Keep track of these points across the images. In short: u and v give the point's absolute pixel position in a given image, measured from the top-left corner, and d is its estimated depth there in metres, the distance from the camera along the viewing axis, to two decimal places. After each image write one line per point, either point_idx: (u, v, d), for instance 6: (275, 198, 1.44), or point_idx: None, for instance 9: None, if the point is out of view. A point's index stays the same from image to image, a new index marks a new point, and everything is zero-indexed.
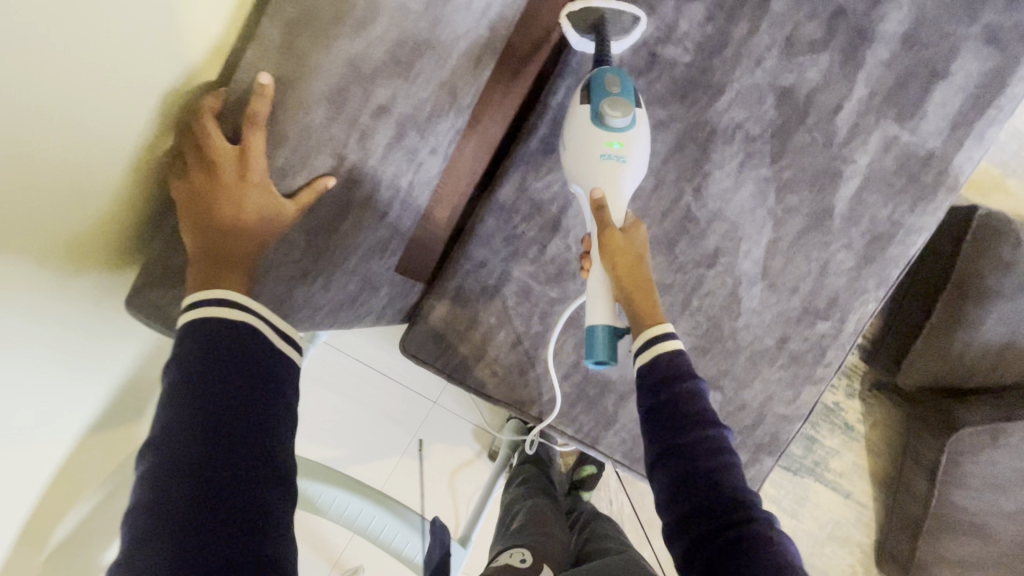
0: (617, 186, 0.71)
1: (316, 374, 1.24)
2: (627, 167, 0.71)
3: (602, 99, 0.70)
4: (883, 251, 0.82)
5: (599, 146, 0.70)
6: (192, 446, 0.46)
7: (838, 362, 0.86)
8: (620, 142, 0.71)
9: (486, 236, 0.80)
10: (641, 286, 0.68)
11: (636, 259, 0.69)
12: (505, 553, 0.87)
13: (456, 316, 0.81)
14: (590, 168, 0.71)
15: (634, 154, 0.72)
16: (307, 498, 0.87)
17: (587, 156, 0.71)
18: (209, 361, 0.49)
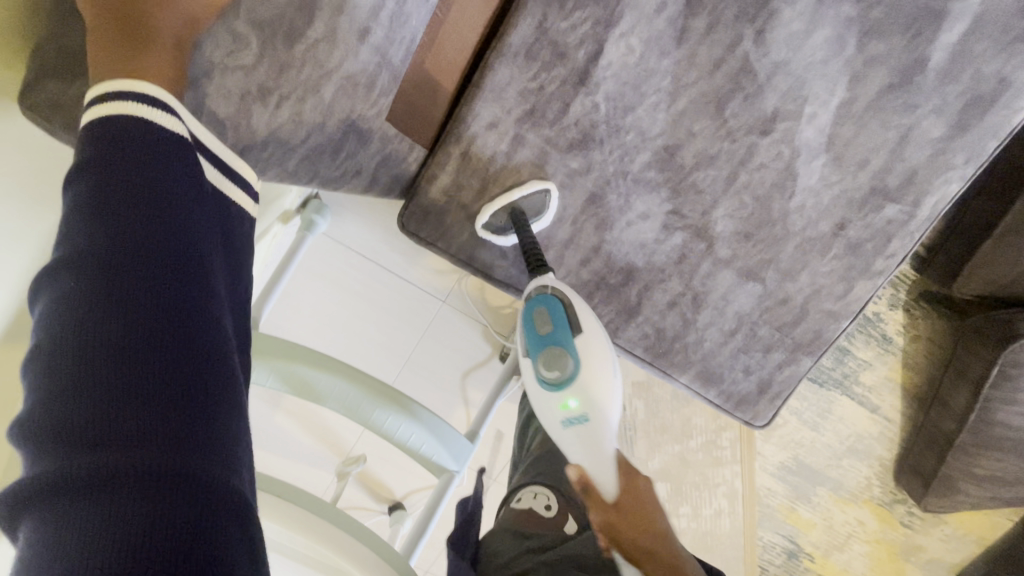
0: (598, 452, 0.65)
1: (315, 268, 1.15)
2: (594, 420, 0.66)
3: (536, 352, 0.68)
4: (979, 118, 0.67)
5: (557, 412, 0.67)
6: (110, 273, 0.35)
7: (903, 254, 0.74)
8: (574, 400, 0.66)
9: (497, 88, 0.65)
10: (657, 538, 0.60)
11: (658, 533, 0.61)
12: (525, 490, 0.71)
13: (462, 188, 0.70)
14: (558, 439, 0.68)
15: (595, 402, 0.66)
16: (303, 385, 0.82)
17: (552, 427, 0.68)
18: (127, 171, 0.38)
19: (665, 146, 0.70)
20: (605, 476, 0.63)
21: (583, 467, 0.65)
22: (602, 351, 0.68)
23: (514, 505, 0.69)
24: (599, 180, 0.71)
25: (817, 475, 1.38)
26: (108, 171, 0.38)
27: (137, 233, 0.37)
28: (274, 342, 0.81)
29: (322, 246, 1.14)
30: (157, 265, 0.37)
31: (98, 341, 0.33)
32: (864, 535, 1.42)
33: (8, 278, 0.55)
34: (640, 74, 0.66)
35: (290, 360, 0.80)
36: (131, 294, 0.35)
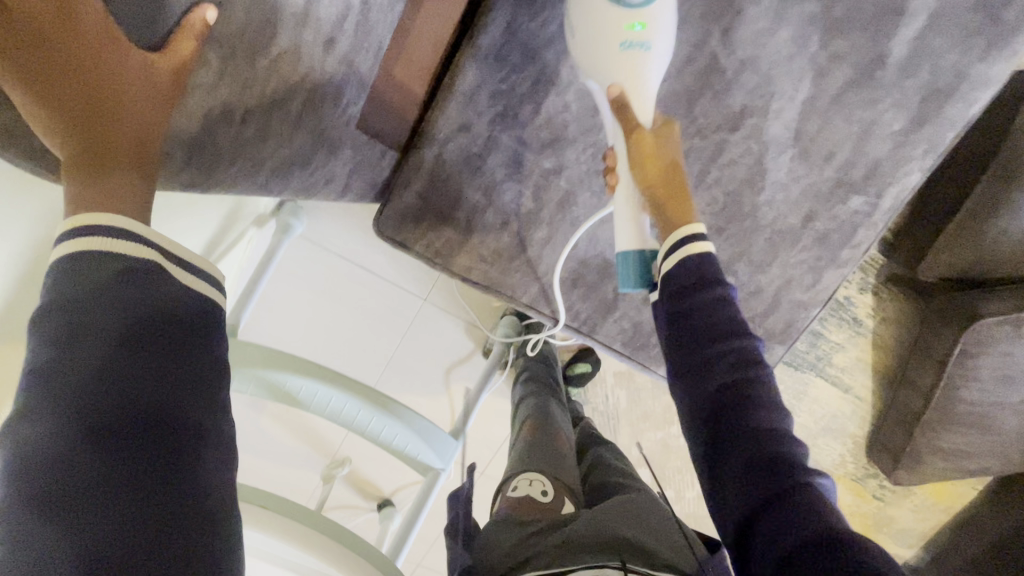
0: (641, 88, 0.62)
1: (292, 270, 1.13)
2: (649, 55, 0.61)
3: None
4: (939, 109, 0.70)
5: (621, 31, 0.60)
6: (138, 429, 0.34)
7: (869, 243, 0.77)
8: (641, 27, 0.60)
9: (468, 90, 0.65)
10: (673, 180, 0.62)
11: (670, 166, 0.63)
12: (520, 478, 0.82)
13: (438, 192, 0.70)
14: (605, 60, 0.61)
15: (657, 34, 0.61)
16: (286, 392, 0.82)
17: (599, 54, 0.61)
18: (141, 324, 0.36)
19: None
20: (643, 100, 0.62)
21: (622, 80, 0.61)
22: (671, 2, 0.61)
23: (511, 494, 0.80)
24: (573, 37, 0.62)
25: None
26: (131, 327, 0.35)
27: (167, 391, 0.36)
28: (250, 349, 0.82)
29: (297, 248, 1.12)
30: (176, 420, 0.35)
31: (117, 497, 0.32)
32: (839, 509, 1.51)
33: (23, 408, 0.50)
34: None
35: (273, 366, 0.81)
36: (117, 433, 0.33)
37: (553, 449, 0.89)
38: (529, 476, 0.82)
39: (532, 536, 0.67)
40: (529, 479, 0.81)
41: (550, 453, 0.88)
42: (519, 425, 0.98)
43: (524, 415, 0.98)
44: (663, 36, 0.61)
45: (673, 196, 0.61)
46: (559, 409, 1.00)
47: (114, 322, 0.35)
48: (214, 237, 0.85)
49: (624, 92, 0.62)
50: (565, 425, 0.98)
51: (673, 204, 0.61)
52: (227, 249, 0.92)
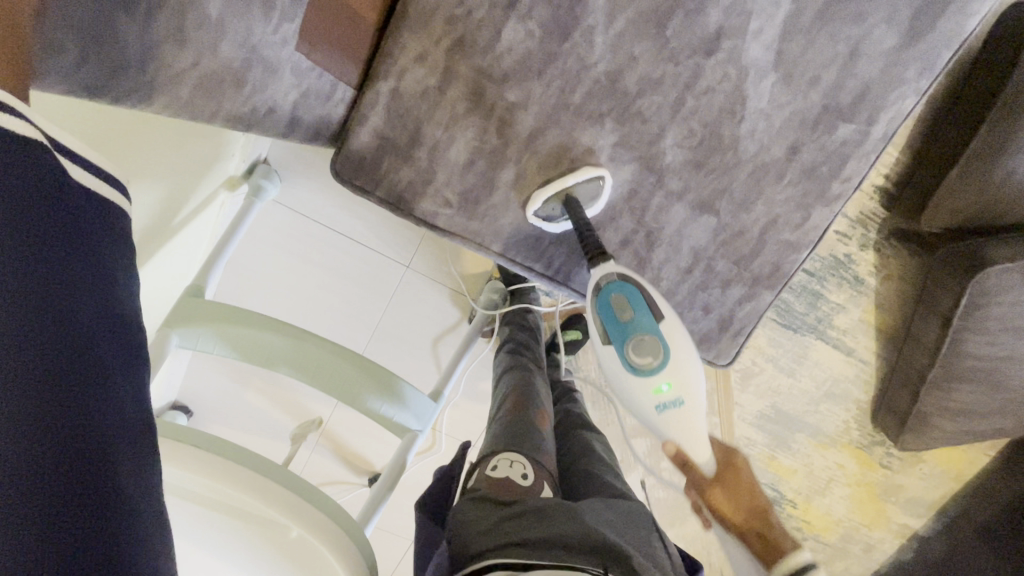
0: (691, 435, 0.64)
1: (270, 238, 1.11)
2: (688, 403, 0.64)
3: (626, 341, 0.64)
4: (933, 23, 0.64)
5: (652, 396, 0.64)
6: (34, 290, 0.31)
7: (860, 176, 0.72)
8: (667, 384, 0.64)
9: (421, 15, 0.61)
10: (762, 521, 0.63)
11: (754, 506, 0.65)
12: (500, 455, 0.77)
13: (395, 130, 0.66)
14: (643, 410, 0.65)
15: (688, 385, 0.64)
16: (255, 351, 0.80)
17: (643, 414, 0.65)
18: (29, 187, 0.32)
19: (607, 73, 0.66)
20: (699, 449, 0.65)
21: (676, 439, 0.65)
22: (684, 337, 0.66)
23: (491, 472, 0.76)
24: None
25: (795, 421, 1.40)
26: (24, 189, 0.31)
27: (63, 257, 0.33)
28: (217, 310, 0.80)
29: (272, 214, 1.10)
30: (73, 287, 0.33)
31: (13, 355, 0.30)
32: (844, 478, 1.48)
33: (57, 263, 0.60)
34: None
35: (241, 327, 0.79)
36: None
37: (536, 424, 0.85)
38: (509, 456, 0.77)
39: (511, 517, 0.64)
40: (510, 459, 0.76)
41: (530, 425, 0.85)
42: (501, 395, 0.94)
43: (505, 386, 0.94)
44: (682, 338, 0.65)
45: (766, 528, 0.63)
46: (540, 380, 0.97)
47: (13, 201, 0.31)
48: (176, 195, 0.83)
49: (679, 445, 0.65)
50: (547, 397, 0.95)
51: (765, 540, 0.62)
52: (194, 210, 0.90)
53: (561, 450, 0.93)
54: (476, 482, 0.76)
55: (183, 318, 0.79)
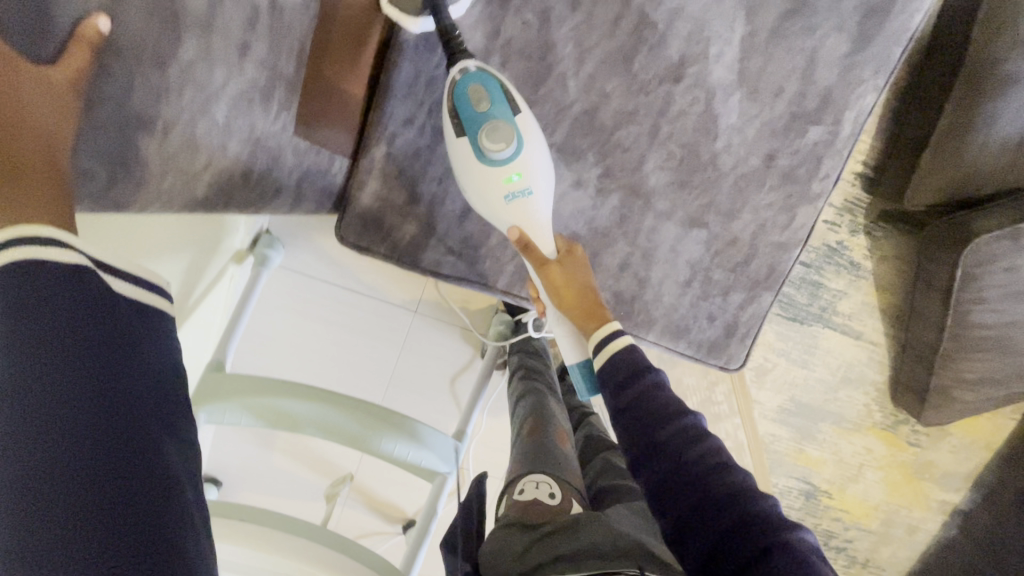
0: (535, 223, 0.67)
1: (280, 303, 1.15)
2: (534, 199, 0.65)
3: (477, 129, 0.62)
4: (880, 26, 0.69)
5: (500, 186, 0.64)
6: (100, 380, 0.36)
7: (837, 173, 0.75)
8: (518, 175, 0.64)
9: (405, 84, 0.66)
10: (591, 304, 0.69)
11: (583, 286, 0.70)
12: (526, 480, 0.81)
13: (393, 190, 0.70)
14: (494, 212, 0.66)
15: (536, 178, 0.66)
16: (280, 417, 0.82)
17: (489, 206, 0.66)
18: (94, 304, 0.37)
19: (584, 111, 0.70)
20: (543, 237, 0.67)
21: (516, 227, 0.66)
22: (535, 127, 0.66)
23: (517, 496, 0.80)
24: (397, 9, 0.62)
25: (816, 411, 1.40)
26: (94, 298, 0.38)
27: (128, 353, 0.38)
28: (240, 382, 0.83)
29: (280, 279, 1.14)
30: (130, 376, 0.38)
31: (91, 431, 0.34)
32: (875, 461, 1.47)
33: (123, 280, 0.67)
34: (543, 47, 0.67)
35: (268, 394, 0.82)
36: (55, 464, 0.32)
37: (556, 449, 0.89)
38: (536, 479, 0.81)
39: (542, 539, 0.69)
40: (536, 482, 0.81)
41: (552, 451, 0.88)
42: (519, 423, 0.96)
43: (521, 414, 0.98)
44: (534, 138, 0.65)
45: (596, 307, 0.69)
46: (554, 404, 1.00)
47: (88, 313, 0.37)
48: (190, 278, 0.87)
49: (525, 232, 0.66)
50: (563, 419, 0.98)
51: (588, 316, 0.68)
52: (206, 288, 0.94)
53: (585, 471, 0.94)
54: (505, 510, 0.80)
55: (208, 394, 0.82)
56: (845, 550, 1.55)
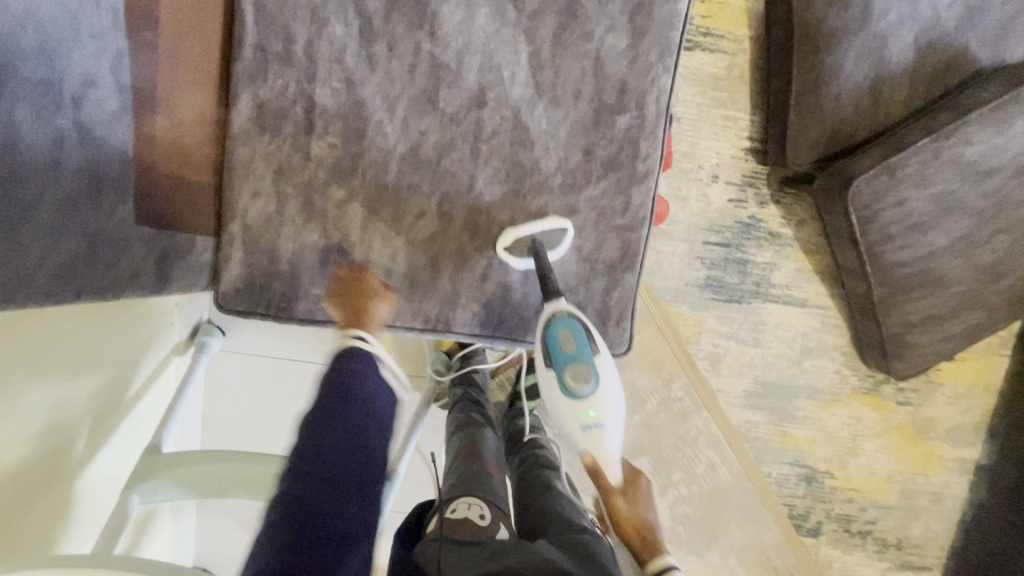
0: (604, 451, 0.75)
1: (229, 383, 1.24)
2: (606, 429, 0.74)
3: (563, 366, 0.73)
4: (649, 17, 0.76)
5: (578, 419, 0.73)
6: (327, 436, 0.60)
7: (658, 151, 0.80)
8: (596, 411, 0.73)
9: (244, 163, 0.76)
10: (647, 533, 0.75)
11: (645, 522, 0.77)
12: (459, 502, 0.84)
13: (256, 254, 0.78)
14: (565, 419, 0.74)
15: (610, 412, 0.74)
16: (205, 485, 0.87)
17: (566, 427, 0.75)
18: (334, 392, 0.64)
19: (408, 151, 0.78)
20: (610, 462, 0.75)
21: (586, 448, 0.75)
22: (611, 368, 0.76)
23: (448, 513, 0.82)
24: (504, 247, 0.80)
25: (786, 389, 1.36)
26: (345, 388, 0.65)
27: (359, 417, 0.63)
28: (167, 458, 0.89)
29: (227, 362, 1.23)
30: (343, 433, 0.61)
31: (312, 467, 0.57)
32: (869, 430, 1.39)
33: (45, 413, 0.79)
34: (355, 105, 0.76)
35: (193, 464, 0.87)
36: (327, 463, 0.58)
37: (485, 474, 0.93)
38: (466, 500, 0.84)
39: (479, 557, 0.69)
40: (468, 503, 0.83)
41: (485, 477, 0.92)
42: (454, 452, 1.00)
43: (456, 445, 1.01)
44: (608, 374, 0.75)
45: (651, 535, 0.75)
46: (490, 434, 1.04)
47: (332, 400, 0.63)
48: (119, 374, 0.96)
49: (594, 457, 0.75)
50: (496, 448, 1.02)
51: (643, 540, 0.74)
52: (144, 381, 1.04)
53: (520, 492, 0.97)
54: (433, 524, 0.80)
55: (138, 476, 0.87)
56: (871, 534, 1.43)
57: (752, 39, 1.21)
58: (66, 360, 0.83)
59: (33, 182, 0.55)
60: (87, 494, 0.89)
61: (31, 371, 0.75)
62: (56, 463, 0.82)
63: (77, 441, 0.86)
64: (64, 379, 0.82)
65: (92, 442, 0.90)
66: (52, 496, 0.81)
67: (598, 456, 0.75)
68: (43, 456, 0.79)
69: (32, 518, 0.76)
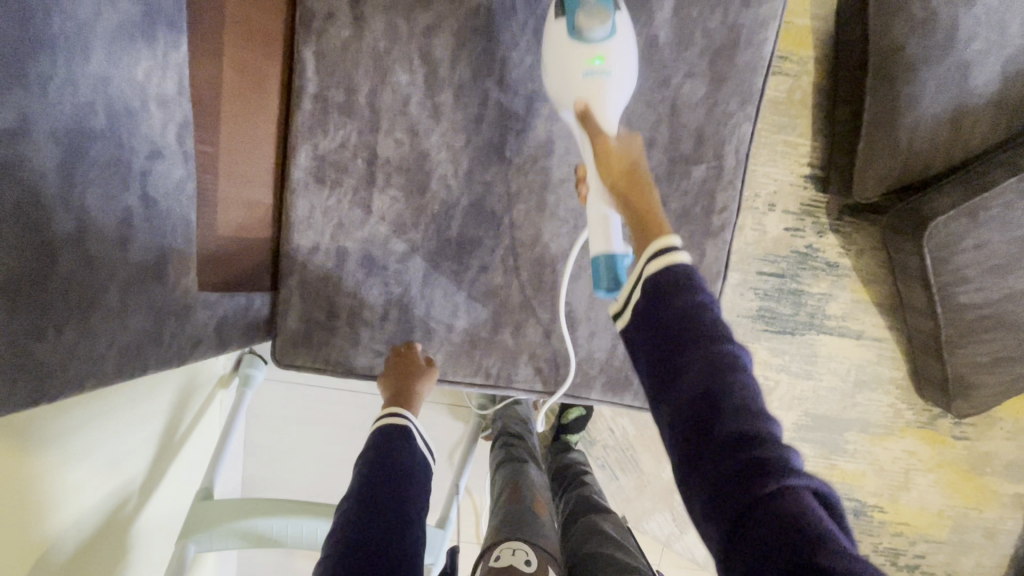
0: (604, 104, 0.63)
1: (272, 411, 1.23)
2: (611, 81, 0.63)
3: (575, 8, 0.62)
4: (732, 63, 0.71)
5: (581, 64, 0.62)
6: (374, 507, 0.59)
7: (735, 202, 0.76)
8: (602, 56, 0.62)
9: (303, 217, 0.73)
10: (638, 185, 0.60)
11: (634, 166, 0.62)
12: (502, 546, 0.79)
13: (314, 310, 0.76)
14: (567, 84, 0.64)
15: (621, 64, 0.63)
16: (261, 535, 0.87)
17: (563, 81, 0.64)
18: (386, 462, 0.65)
19: (471, 203, 0.75)
20: (605, 115, 0.63)
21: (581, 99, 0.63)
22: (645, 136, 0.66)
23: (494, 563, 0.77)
24: None
25: (838, 422, 1.31)
26: (395, 458, 0.65)
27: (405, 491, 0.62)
28: (218, 508, 0.88)
29: (271, 391, 1.22)
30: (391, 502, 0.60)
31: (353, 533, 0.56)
32: (922, 465, 1.35)
33: (99, 471, 0.79)
34: (418, 157, 0.73)
35: (246, 515, 0.87)
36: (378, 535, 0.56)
37: (533, 514, 0.86)
38: (512, 545, 0.78)
39: None
40: (513, 547, 0.78)
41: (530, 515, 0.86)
42: (498, 491, 0.94)
43: (499, 482, 0.95)
44: (625, 31, 0.65)
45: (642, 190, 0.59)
46: (535, 470, 0.98)
47: (383, 469, 0.64)
48: (169, 415, 0.96)
49: (587, 106, 0.63)
50: (542, 484, 0.96)
51: (634, 190, 0.60)
52: (191, 419, 1.03)
53: (568, 537, 0.90)
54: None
55: (190, 525, 0.86)
56: (919, 569, 1.40)
57: (817, 60, 1.14)
58: (113, 411, 0.81)
59: (102, 263, 0.53)
60: (143, 539, 0.89)
61: (80, 430, 0.74)
62: (111, 516, 0.81)
63: (131, 491, 0.86)
64: (112, 431, 0.81)
65: (146, 487, 0.89)
66: (109, 549, 0.81)
67: (593, 105, 0.64)
68: (97, 512, 0.78)
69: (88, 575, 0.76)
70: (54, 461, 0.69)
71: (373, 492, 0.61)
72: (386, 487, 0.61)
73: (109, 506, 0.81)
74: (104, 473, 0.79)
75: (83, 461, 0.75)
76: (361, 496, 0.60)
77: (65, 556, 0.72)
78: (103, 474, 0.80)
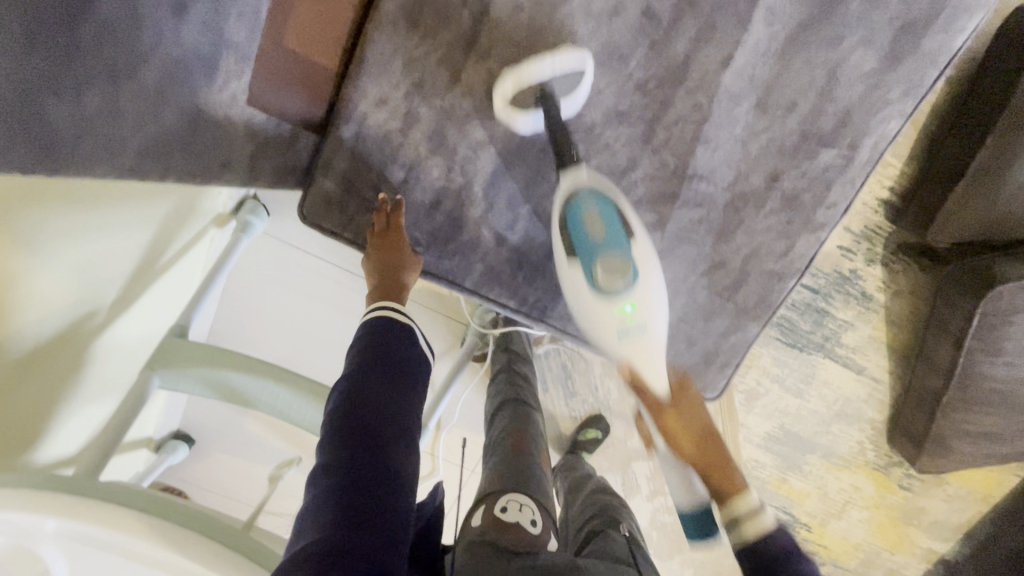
0: (648, 356, 0.59)
1: (260, 268, 1.13)
2: (647, 315, 0.58)
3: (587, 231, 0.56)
4: (914, 44, 0.61)
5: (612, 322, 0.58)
6: (372, 380, 0.55)
7: (846, 203, 0.68)
8: (632, 306, 0.57)
9: (380, 59, 0.60)
10: (712, 457, 0.59)
11: (704, 429, 0.61)
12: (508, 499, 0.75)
13: (361, 172, 0.65)
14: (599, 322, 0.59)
15: (650, 302, 0.59)
16: (234, 390, 0.79)
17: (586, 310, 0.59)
18: (382, 334, 0.60)
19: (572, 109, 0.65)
20: (657, 376, 0.59)
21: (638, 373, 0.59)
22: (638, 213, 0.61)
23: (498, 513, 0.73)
24: None
25: (805, 443, 1.34)
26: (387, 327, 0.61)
27: (400, 360, 0.58)
28: (195, 350, 0.81)
29: (264, 246, 1.12)
30: (387, 372, 0.56)
31: (360, 412, 0.52)
32: (861, 501, 1.40)
33: (71, 276, 0.70)
34: (533, 33, 0.61)
35: (221, 367, 0.79)
36: (380, 397, 0.54)
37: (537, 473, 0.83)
38: (519, 501, 0.75)
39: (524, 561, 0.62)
40: (520, 504, 0.74)
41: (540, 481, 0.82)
42: (499, 431, 0.89)
43: (502, 423, 0.90)
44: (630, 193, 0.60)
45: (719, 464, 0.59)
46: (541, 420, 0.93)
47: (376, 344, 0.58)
48: (157, 238, 0.85)
49: (637, 370, 0.60)
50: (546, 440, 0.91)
51: (719, 473, 0.59)
52: (179, 249, 0.93)
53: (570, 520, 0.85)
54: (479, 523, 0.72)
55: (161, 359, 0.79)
56: None
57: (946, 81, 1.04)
58: (98, 213, 0.71)
59: None
60: (102, 357, 0.82)
61: (52, 223, 0.63)
62: (74, 327, 0.73)
63: (102, 307, 0.77)
64: (91, 234, 0.71)
65: (117, 305, 0.81)
66: (64, 360, 0.73)
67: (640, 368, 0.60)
68: (60, 318, 0.70)
69: (36, 379, 0.69)
70: (23, 247, 0.60)
71: (375, 368, 0.56)
72: (381, 365, 0.57)
73: (73, 315, 0.72)
74: (76, 278, 0.70)
75: (54, 259, 0.65)
76: (356, 373, 0.55)
77: (15, 355, 0.64)
78: (74, 279, 0.70)
